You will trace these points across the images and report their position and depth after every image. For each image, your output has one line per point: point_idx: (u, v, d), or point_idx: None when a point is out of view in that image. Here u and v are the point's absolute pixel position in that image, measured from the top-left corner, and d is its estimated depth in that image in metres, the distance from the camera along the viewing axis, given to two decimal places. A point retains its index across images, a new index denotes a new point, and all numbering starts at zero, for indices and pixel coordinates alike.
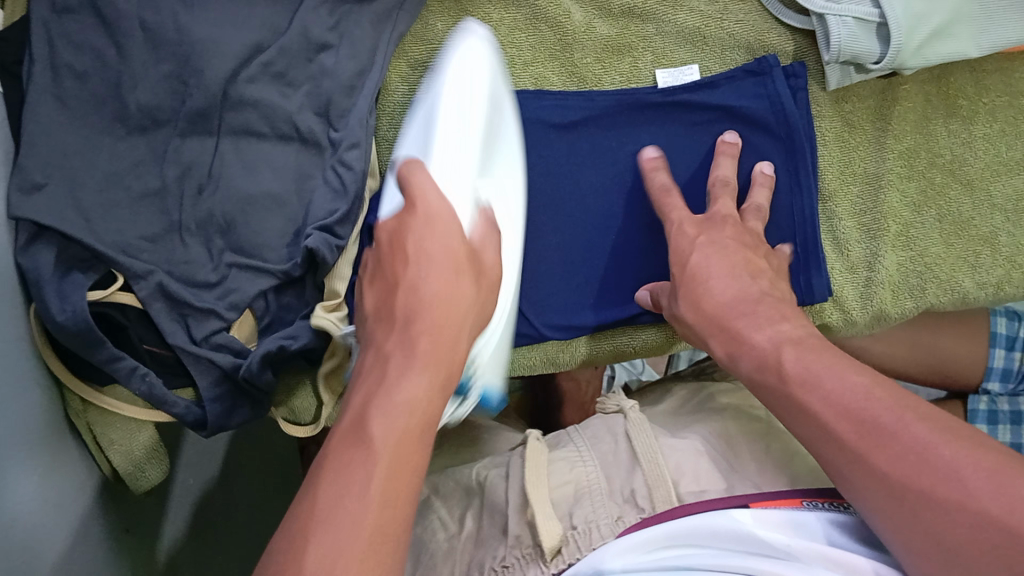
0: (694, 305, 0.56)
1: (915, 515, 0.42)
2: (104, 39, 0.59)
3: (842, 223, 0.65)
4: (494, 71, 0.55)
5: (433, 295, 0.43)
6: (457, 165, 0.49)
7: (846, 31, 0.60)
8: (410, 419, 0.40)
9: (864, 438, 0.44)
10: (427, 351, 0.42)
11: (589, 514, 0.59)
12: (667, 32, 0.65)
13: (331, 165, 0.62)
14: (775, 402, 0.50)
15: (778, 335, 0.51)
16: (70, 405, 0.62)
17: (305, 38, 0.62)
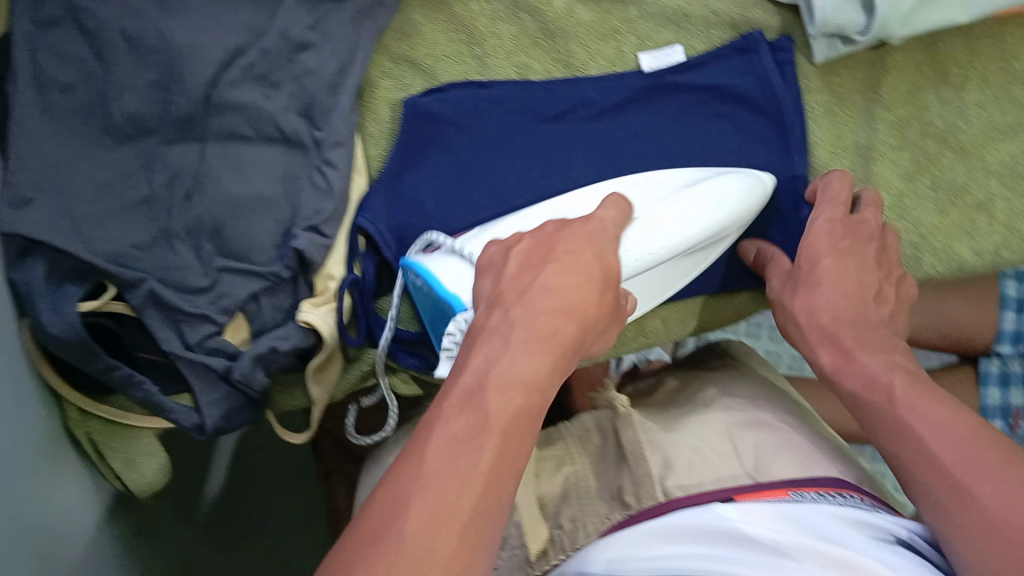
0: (806, 313, 0.57)
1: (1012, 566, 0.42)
2: (85, 48, 0.58)
3: None
4: (735, 210, 0.58)
5: (562, 306, 0.46)
6: (659, 230, 0.56)
7: (831, 5, 0.59)
8: (517, 401, 0.42)
9: (966, 473, 0.46)
10: (538, 337, 0.44)
11: (576, 512, 0.60)
12: (650, 14, 0.65)
13: (318, 165, 0.63)
14: (878, 421, 0.51)
15: (896, 363, 0.53)
16: (68, 416, 0.63)
17: (285, 38, 0.61)
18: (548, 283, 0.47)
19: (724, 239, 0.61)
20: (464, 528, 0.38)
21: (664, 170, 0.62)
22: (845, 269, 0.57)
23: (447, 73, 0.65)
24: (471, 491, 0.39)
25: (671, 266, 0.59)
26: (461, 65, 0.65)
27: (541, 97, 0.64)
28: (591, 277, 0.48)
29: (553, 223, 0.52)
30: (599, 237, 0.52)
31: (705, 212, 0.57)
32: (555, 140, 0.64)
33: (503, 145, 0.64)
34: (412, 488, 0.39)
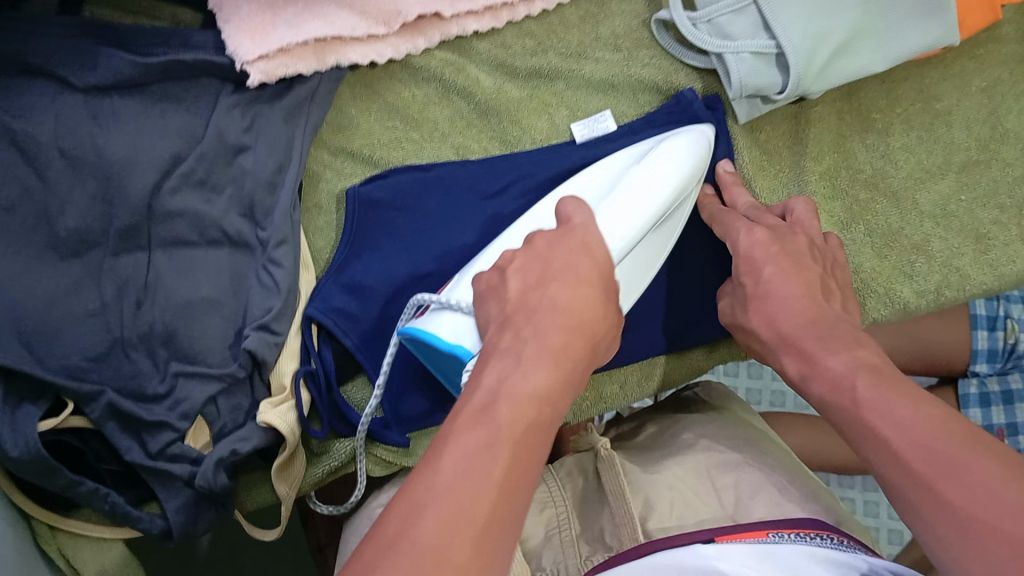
0: (768, 323, 0.54)
1: (971, 542, 0.38)
2: (24, 169, 0.59)
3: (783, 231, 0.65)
4: (691, 170, 0.59)
5: (582, 313, 0.45)
6: (614, 208, 0.55)
7: (746, 67, 0.61)
8: (536, 413, 0.40)
9: (932, 466, 0.40)
10: (539, 353, 0.42)
11: (560, 553, 0.63)
12: (577, 85, 0.65)
13: (262, 265, 0.63)
14: (845, 426, 0.46)
15: (858, 359, 0.48)
16: (36, 532, 0.62)
17: (221, 142, 0.63)
18: (570, 293, 0.46)
19: (693, 198, 0.61)
20: (483, 542, 0.34)
21: (611, 163, 0.61)
22: (792, 271, 0.55)
23: (387, 160, 0.65)
24: (487, 502, 0.35)
25: (642, 254, 0.57)
26: (399, 150, 0.65)
27: (476, 175, 0.64)
28: (608, 298, 0.47)
29: (546, 237, 0.50)
30: (591, 223, 0.51)
31: (666, 179, 0.57)
32: (498, 216, 0.64)
33: (444, 228, 0.64)
34: (429, 497, 0.35)
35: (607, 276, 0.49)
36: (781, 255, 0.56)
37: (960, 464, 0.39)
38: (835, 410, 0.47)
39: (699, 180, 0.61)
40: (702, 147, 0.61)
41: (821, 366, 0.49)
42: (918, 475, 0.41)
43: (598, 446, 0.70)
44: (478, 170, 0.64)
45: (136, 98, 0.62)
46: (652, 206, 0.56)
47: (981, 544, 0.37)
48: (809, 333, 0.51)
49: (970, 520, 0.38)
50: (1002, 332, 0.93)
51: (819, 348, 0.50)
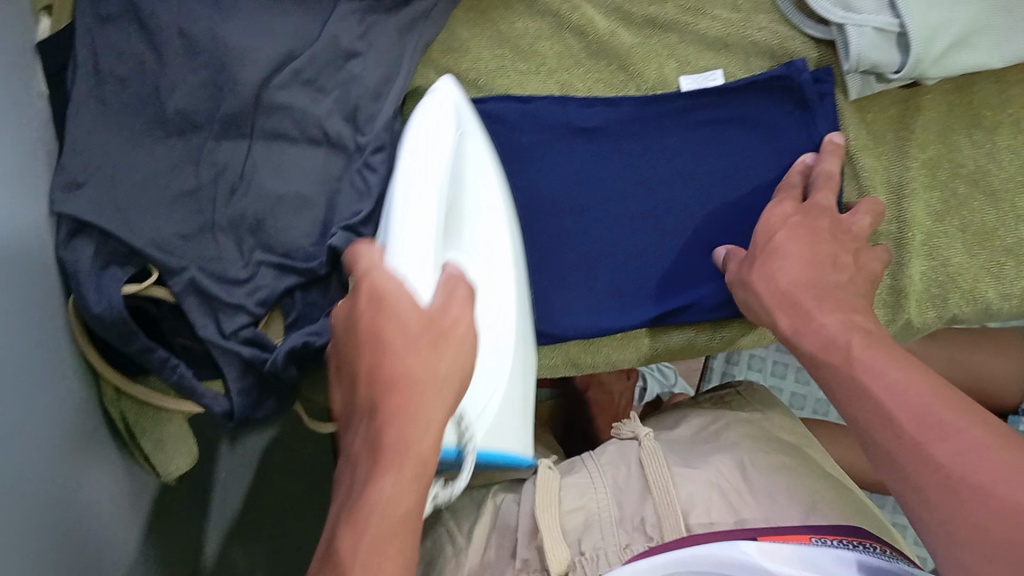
0: (771, 281, 0.55)
1: (953, 493, 0.38)
2: (143, 45, 0.62)
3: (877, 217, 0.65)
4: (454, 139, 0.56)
5: (424, 392, 0.41)
6: (411, 216, 0.51)
7: (866, 41, 0.60)
8: (392, 513, 0.39)
9: (918, 427, 0.41)
10: (395, 442, 0.40)
11: (599, 541, 0.60)
12: (690, 41, 0.65)
13: (358, 168, 0.64)
14: (838, 387, 0.47)
15: (852, 321, 0.49)
16: (104, 393, 0.65)
17: (335, 46, 0.63)
18: (401, 342, 0.42)
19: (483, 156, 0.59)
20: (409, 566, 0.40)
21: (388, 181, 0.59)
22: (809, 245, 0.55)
23: (491, 87, 0.65)
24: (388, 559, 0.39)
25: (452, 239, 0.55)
26: (505, 79, 0.65)
27: (574, 110, 0.64)
28: (439, 337, 0.42)
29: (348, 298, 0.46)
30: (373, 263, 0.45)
31: (434, 166, 0.53)
32: (585, 154, 0.65)
33: (541, 157, 0.65)
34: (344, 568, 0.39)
35: (436, 323, 0.43)
36: (801, 223, 0.57)
37: (946, 427, 0.40)
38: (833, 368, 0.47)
39: (474, 126, 0.59)
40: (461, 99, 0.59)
41: (817, 322, 0.50)
42: (900, 427, 0.41)
43: (641, 435, 0.68)
44: (577, 109, 0.64)
45: None
46: (436, 192, 0.52)
47: (974, 506, 0.37)
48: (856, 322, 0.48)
49: (949, 467, 0.39)
50: None
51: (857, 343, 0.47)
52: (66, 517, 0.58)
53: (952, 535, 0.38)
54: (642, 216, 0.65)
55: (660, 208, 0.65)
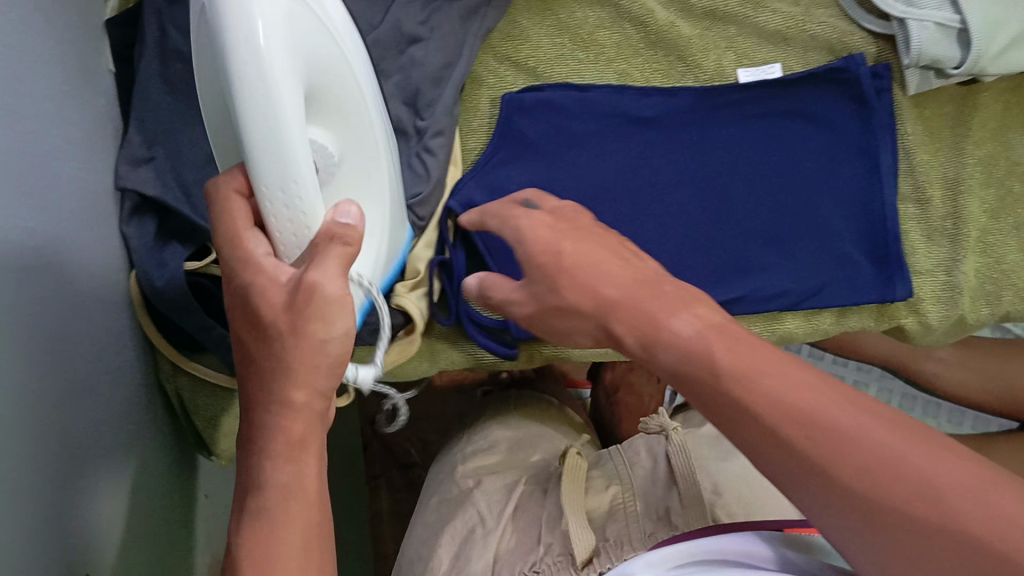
0: (588, 291, 0.46)
1: (830, 480, 0.35)
2: None
3: (932, 213, 0.65)
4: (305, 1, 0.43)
5: (299, 364, 0.40)
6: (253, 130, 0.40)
7: (926, 36, 0.61)
8: (297, 489, 0.40)
9: (814, 442, 0.36)
10: (291, 408, 0.40)
11: (623, 528, 0.59)
12: (749, 32, 0.65)
13: (415, 152, 0.63)
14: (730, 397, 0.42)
15: (703, 318, 0.42)
16: (160, 368, 0.65)
17: (397, 31, 0.63)
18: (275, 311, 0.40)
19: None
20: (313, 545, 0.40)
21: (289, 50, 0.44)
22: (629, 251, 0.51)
23: (549, 75, 0.66)
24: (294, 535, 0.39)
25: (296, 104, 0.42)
26: (563, 67, 0.66)
27: (633, 99, 0.64)
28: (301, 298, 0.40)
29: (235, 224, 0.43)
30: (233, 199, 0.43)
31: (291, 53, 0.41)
32: (644, 143, 0.65)
33: (598, 146, 0.65)
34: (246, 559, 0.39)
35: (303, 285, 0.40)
36: (574, 229, 0.50)
37: (786, 397, 0.37)
38: (627, 338, 0.44)
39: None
40: None
41: (686, 323, 0.42)
42: (732, 395, 0.38)
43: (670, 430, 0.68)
44: (635, 98, 0.64)
45: None
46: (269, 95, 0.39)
47: (907, 530, 0.34)
48: (636, 291, 0.45)
49: (812, 451, 0.36)
50: None
51: (661, 309, 0.43)
52: (127, 483, 0.58)
53: (873, 533, 0.35)
54: (697, 207, 0.64)
55: (714, 199, 0.64)
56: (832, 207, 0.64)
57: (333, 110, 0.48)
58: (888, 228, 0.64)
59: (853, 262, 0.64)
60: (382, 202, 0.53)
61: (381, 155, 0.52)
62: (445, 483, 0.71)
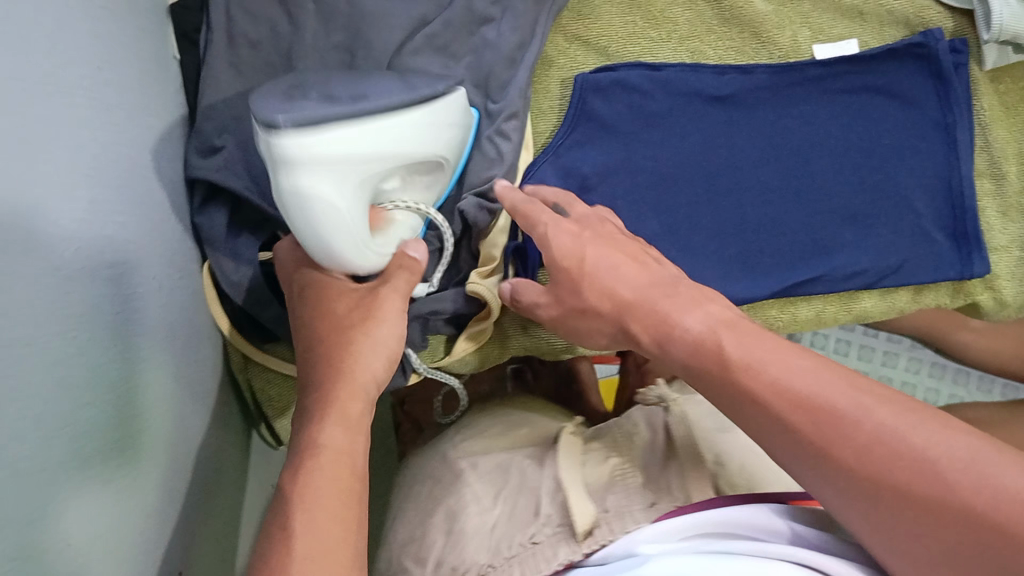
0: (608, 294, 0.51)
1: (836, 460, 0.38)
2: (278, 11, 0.62)
3: (1009, 189, 0.65)
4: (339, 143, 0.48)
5: (365, 345, 0.48)
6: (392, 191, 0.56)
7: (1009, 10, 0.60)
8: (340, 463, 0.41)
9: (819, 430, 0.38)
10: (346, 412, 0.44)
11: (624, 499, 0.53)
12: (824, 7, 0.64)
13: (486, 135, 0.62)
14: (711, 390, 0.44)
15: (711, 316, 0.46)
16: (232, 359, 0.64)
17: (469, 11, 0.63)
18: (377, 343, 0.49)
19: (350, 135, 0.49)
20: (347, 524, 0.40)
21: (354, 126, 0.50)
22: (616, 250, 0.53)
23: (622, 54, 0.65)
24: (341, 512, 0.40)
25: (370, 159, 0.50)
26: (635, 46, 0.65)
27: (708, 78, 0.64)
28: (389, 351, 0.49)
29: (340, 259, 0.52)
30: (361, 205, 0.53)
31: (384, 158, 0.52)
32: (720, 123, 0.64)
33: (673, 126, 0.64)
34: (293, 515, 0.39)
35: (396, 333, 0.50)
36: (598, 234, 0.55)
37: (788, 379, 0.40)
38: (644, 336, 0.49)
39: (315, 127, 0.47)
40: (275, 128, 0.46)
41: (679, 327, 0.46)
42: (728, 381, 0.42)
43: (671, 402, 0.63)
44: (712, 75, 0.64)
45: None
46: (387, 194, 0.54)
47: (935, 515, 0.35)
48: (648, 292, 0.49)
49: (822, 439, 0.38)
50: None
51: (675, 307, 0.47)
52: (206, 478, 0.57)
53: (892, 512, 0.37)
54: (772, 185, 0.63)
55: (789, 177, 0.63)
56: (912, 183, 0.63)
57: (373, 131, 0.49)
58: (965, 204, 0.63)
59: (932, 239, 0.63)
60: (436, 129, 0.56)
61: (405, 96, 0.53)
62: (437, 468, 0.64)
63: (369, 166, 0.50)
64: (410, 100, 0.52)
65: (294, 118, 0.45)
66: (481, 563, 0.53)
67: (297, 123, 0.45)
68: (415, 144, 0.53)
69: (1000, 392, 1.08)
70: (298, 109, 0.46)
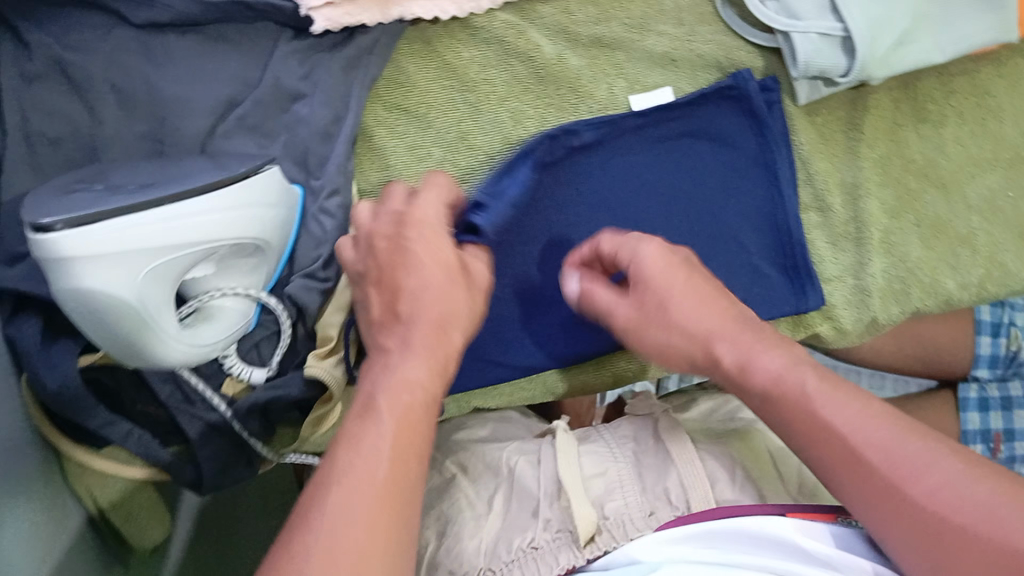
0: (678, 326, 0.49)
1: (867, 480, 0.43)
2: (75, 103, 0.58)
3: (835, 216, 0.66)
4: (148, 241, 0.45)
5: (416, 275, 0.45)
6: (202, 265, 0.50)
7: (811, 47, 0.61)
8: (411, 398, 0.42)
9: (882, 467, 0.42)
10: (422, 341, 0.44)
11: (622, 506, 0.55)
12: (638, 58, 0.65)
13: (309, 213, 0.61)
14: (788, 420, 0.46)
15: (791, 356, 0.47)
16: (67, 468, 0.62)
17: (278, 89, 0.61)
18: (421, 273, 0.45)
19: (166, 230, 0.46)
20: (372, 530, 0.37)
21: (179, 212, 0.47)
22: (705, 291, 0.50)
23: (442, 120, 0.65)
24: (365, 491, 0.38)
25: (188, 249, 0.48)
26: (454, 112, 0.65)
27: (537, 143, 0.62)
28: (461, 276, 0.47)
29: (402, 189, 0.50)
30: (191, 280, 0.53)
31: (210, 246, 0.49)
32: (549, 184, 0.63)
33: None
34: (331, 488, 0.38)
35: (462, 264, 0.47)
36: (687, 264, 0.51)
37: (836, 419, 0.44)
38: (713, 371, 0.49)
39: (115, 230, 0.44)
40: (58, 240, 0.42)
41: (757, 362, 0.47)
42: (802, 421, 0.45)
43: (659, 412, 0.63)
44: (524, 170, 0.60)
45: (192, 38, 0.60)
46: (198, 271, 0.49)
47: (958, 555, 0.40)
48: (727, 323, 0.49)
49: (862, 464, 0.43)
50: (1006, 338, 0.87)
51: (755, 347, 0.48)
52: None
53: (912, 533, 0.42)
54: None
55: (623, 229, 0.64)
56: (739, 220, 0.65)
57: (183, 224, 0.47)
58: (793, 235, 0.64)
59: (765, 274, 0.65)
60: (261, 202, 0.53)
61: (217, 177, 0.50)
62: None
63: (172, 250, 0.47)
64: (218, 181, 0.50)
65: (69, 218, 0.43)
66: (479, 566, 0.54)
67: (72, 223, 0.43)
68: (234, 227, 0.50)
69: (892, 390, 1.08)
70: (72, 207, 0.43)
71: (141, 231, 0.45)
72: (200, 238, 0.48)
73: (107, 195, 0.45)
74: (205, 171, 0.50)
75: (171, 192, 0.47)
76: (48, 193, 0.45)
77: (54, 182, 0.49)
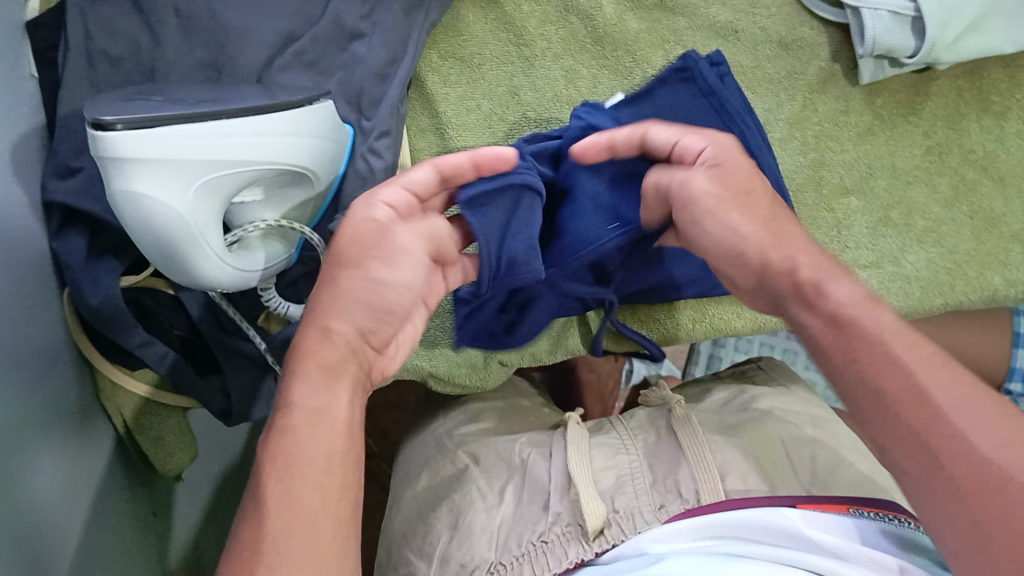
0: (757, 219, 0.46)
1: (926, 451, 0.38)
2: (139, 26, 0.59)
3: (882, 202, 0.65)
4: (199, 152, 0.45)
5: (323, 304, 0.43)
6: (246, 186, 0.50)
7: (881, 25, 0.60)
8: (315, 419, 0.40)
9: (944, 430, 0.38)
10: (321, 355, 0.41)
11: (632, 500, 0.55)
12: (699, 25, 0.65)
13: (359, 152, 0.61)
14: (854, 358, 0.41)
15: (860, 292, 0.43)
16: (100, 385, 0.63)
17: (338, 26, 0.62)
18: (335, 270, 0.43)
19: (217, 143, 0.46)
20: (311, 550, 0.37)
21: (232, 129, 0.47)
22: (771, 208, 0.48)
23: (494, 73, 0.65)
24: (282, 514, 0.37)
25: (236, 167, 0.47)
26: (508, 65, 0.65)
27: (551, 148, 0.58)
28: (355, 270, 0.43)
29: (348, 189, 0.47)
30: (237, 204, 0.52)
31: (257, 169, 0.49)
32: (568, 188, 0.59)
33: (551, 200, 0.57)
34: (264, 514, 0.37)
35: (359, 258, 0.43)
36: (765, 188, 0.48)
37: (905, 364, 0.40)
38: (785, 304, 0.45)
39: (171, 136, 0.44)
40: (114, 138, 0.42)
41: (827, 290, 0.43)
42: (858, 362, 0.41)
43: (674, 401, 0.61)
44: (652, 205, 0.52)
45: None
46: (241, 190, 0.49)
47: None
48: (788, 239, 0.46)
49: (927, 432, 0.38)
50: None
51: (821, 274, 0.44)
52: (57, 511, 0.55)
53: (951, 512, 0.37)
54: None
55: None
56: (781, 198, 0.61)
57: (234, 140, 0.47)
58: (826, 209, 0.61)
59: None
60: (309, 132, 0.52)
61: (271, 101, 0.50)
62: (437, 457, 0.64)
63: (224, 165, 0.47)
64: (271, 105, 0.49)
65: (129, 119, 0.43)
66: (490, 560, 0.54)
67: (130, 125, 0.43)
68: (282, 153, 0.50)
69: None
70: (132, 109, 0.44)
71: (195, 141, 0.45)
72: (249, 159, 0.48)
73: (165, 104, 0.45)
74: (257, 96, 0.50)
75: (226, 108, 0.47)
76: (108, 98, 0.45)
77: (112, 93, 0.49)
